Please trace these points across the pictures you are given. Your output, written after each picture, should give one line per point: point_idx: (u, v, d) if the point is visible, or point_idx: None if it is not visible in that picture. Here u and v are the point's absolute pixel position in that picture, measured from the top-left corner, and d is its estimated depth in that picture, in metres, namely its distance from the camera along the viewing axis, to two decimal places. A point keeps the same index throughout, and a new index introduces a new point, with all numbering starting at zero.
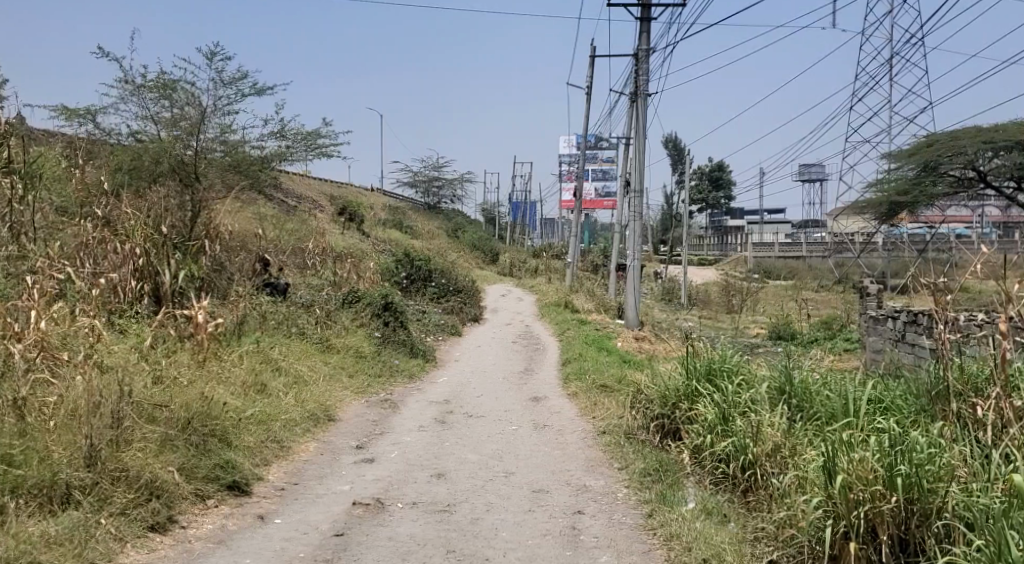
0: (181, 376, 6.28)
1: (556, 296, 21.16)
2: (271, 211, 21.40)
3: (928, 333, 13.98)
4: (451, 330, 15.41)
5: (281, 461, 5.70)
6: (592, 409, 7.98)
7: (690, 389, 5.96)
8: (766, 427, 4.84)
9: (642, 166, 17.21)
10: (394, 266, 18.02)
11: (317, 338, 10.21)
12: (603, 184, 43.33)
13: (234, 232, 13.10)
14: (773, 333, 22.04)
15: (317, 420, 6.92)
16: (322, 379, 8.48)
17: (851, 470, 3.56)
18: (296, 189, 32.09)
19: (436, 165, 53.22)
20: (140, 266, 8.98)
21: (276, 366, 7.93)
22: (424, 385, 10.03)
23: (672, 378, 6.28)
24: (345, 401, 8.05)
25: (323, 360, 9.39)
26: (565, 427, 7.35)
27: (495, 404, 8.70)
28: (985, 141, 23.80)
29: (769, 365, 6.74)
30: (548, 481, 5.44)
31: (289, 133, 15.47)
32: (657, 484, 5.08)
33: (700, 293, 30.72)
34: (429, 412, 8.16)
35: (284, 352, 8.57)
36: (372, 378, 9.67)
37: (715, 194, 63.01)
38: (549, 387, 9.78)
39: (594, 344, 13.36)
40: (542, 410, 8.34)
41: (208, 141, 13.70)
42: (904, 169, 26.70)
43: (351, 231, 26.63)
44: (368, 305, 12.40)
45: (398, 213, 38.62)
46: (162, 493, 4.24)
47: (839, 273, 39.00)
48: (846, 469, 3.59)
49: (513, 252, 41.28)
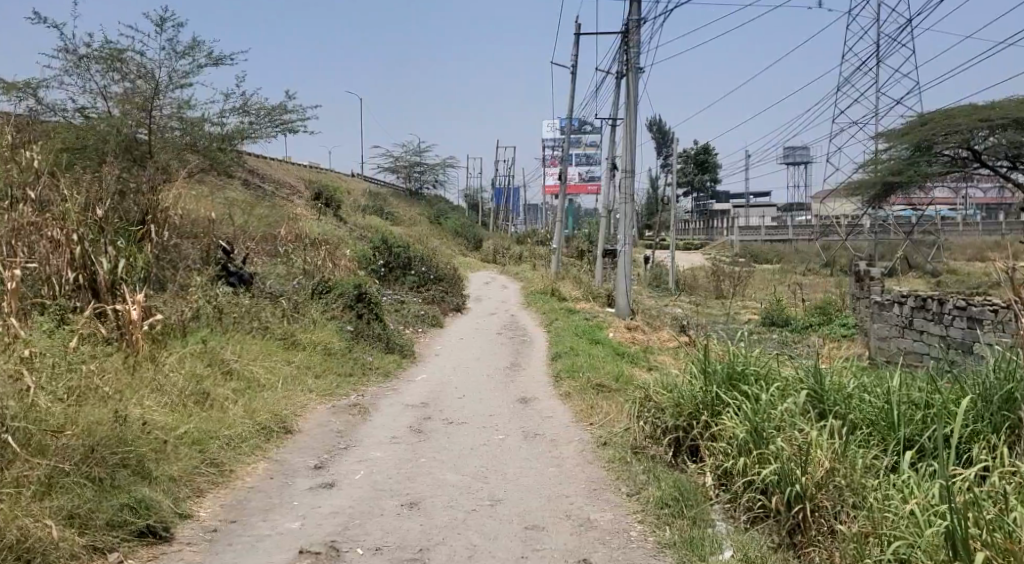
0: (111, 392, 5.29)
1: (543, 283, 20.20)
2: (240, 196, 20.15)
3: (940, 319, 13.30)
4: (432, 321, 14.38)
5: (219, 491, 4.68)
6: (588, 415, 7.01)
7: (710, 398, 5.04)
8: (817, 451, 3.92)
9: (632, 145, 16.24)
10: (371, 253, 16.93)
11: (280, 333, 9.17)
12: (587, 168, 42.35)
13: (192, 217, 11.98)
14: (768, 319, 21.17)
15: (272, 432, 5.90)
16: (282, 382, 7.46)
17: (991, 541, 2.90)
18: (271, 174, 30.79)
19: (417, 150, 51.97)
20: (76, 255, 7.75)
21: (225, 369, 6.90)
22: (399, 385, 9.00)
23: (688, 383, 5.34)
24: (308, 408, 7.03)
25: (285, 359, 8.34)
26: (559, 437, 6.38)
27: (478, 408, 7.70)
28: (982, 119, 22.88)
29: (796, 363, 5.80)
30: (543, 514, 4.45)
31: (252, 109, 14.29)
32: (678, 519, 4.14)
33: (690, 277, 29.83)
34: (405, 418, 7.15)
35: (239, 353, 7.54)
36: (341, 378, 8.62)
37: (701, 178, 62.26)
38: (539, 385, 8.83)
39: (585, 335, 12.46)
40: (533, 414, 7.36)
41: (163, 118, 12.57)
42: (898, 149, 25.89)
43: (328, 216, 25.47)
44: (340, 295, 11.39)
45: (378, 199, 37.40)
46: (34, 556, 3.24)
47: (828, 256, 38.31)
48: (983, 542, 2.92)
49: (497, 239, 40.21)
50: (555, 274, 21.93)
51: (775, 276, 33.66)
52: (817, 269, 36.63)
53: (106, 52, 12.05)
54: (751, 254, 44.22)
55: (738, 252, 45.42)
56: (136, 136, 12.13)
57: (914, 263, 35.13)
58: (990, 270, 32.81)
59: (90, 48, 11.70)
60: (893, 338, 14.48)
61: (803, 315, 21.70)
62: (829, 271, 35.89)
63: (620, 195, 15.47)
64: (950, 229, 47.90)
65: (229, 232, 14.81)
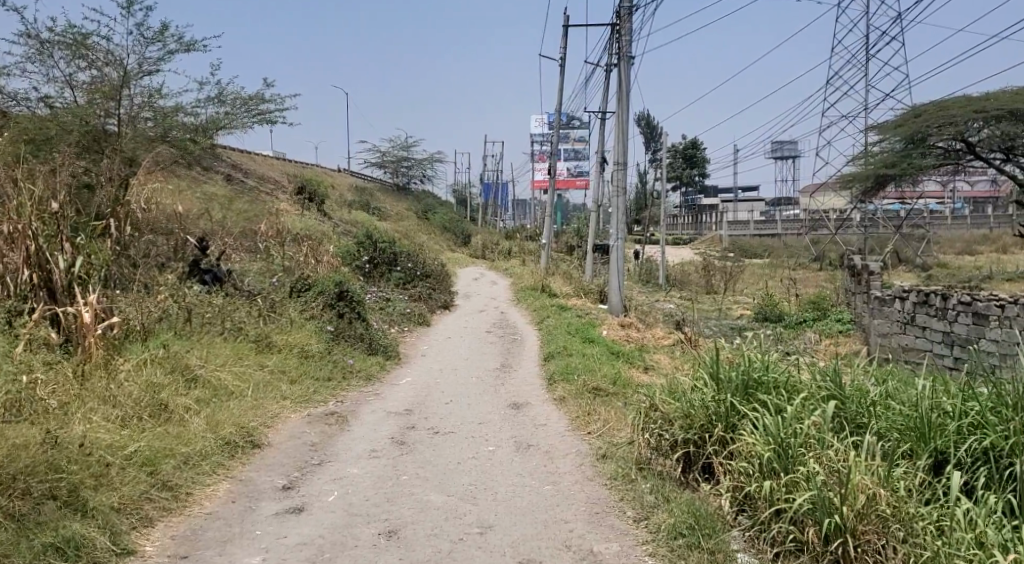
0: (55, 409, 4.72)
1: (532, 279, 19.66)
2: (219, 190, 19.44)
3: (944, 316, 12.88)
4: (418, 320, 13.81)
5: (170, 521, 4.08)
6: (585, 423, 6.46)
7: (726, 410, 4.53)
8: (858, 476, 3.44)
9: (624, 137, 15.69)
10: (355, 249, 16.33)
11: (254, 335, 8.57)
12: (575, 163, 41.80)
13: (162, 214, 11.36)
14: (761, 315, 20.72)
15: (238, 448, 5.31)
16: (254, 390, 6.88)
17: None
18: (254, 168, 30.08)
19: (404, 145, 51.28)
20: (31, 253, 6.88)
21: (188, 377, 6.31)
22: (382, 390, 8.43)
23: (699, 391, 4.82)
24: (279, 418, 6.46)
25: (258, 363, 7.75)
26: (554, 448, 5.84)
27: (466, 415, 7.16)
28: (976, 111, 22.40)
29: (813, 365, 5.29)
30: (540, 544, 3.93)
31: (229, 98, 13.60)
32: (695, 553, 3.62)
33: (680, 273, 29.35)
34: (386, 428, 6.60)
35: (207, 358, 6.94)
36: (319, 383, 8.04)
37: (690, 171, 61.75)
38: (532, 388, 8.30)
39: (578, 333, 11.95)
40: (525, 422, 6.83)
41: (132, 108, 11.91)
42: (891, 141, 25.48)
43: (312, 211, 24.80)
44: (320, 294, 10.81)
45: (365, 193, 36.68)
46: None
47: (818, 250, 37.94)
48: None
49: (485, 234, 39.61)
50: (544, 270, 21.37)
51: (766, 271, 33.22)
52: (807, 263, 36.29)
53: (70, 38, 11.35)
54: (741, 248, 43.79)
55: (728, 246, 45.02)
56: (106, 126, 11.50)
57: (903, 257, 34.79)
58: (981, 263, 32.51)
59: (52, 33, 11.00)
60: (894, 334, 14.07)
61: (797, 310, 21.21)
62: (819, 265, 35.50)
63: (613, 187, 14.90)
64: (938, 222, 47.69)
65: (206, 228, 14.16)
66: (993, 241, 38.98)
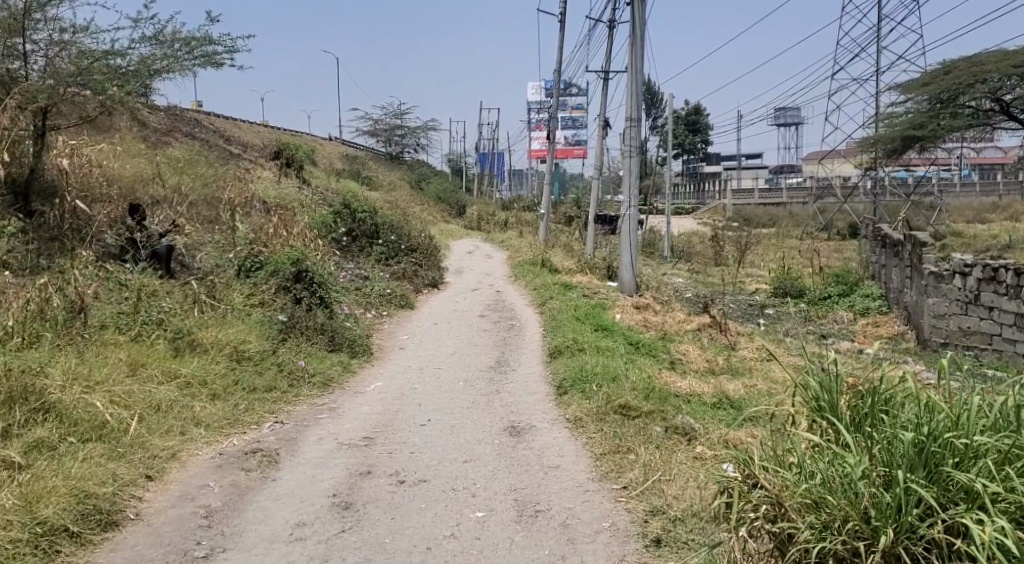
0: None
1: (531, 252, 17.55)
2: (181, 152, 17.25)
3: (1016, 295, 10.77)
4: (400, 302, 11.75)
5: None
6: (617, 471, 4.46)
7: (900, 506, 2.53)
8: None
9: (638, 88, 13.46)
10: (330, 220, 14.20)
11: (172, 331, 6.53)
12: (572, 131, 39.60)
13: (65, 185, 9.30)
14: (779, 290, 18.58)
15: (65, 542, 3.32)
16: (142, 419, 4.83)
17: None
18: (235, 134, 27.80)
19: (397, 112, 48.88)
20: None
21: (30, 412, 4.29)
22: (341, 402, 6.38)
23: (840, 456, 2.82)
24: (176, 462, 4.46)
25: (163, 374, 5.70)
26: (575, 520, 3.82)
27: (447, 447, 5.13)
28: (1014, 65, 20.01)
29: (995, 386, 3.25)
30: None
31: (169, 39, 11.24)
32: None
33: (686, 243, 27.26)
34: (332, 474, 4.55)
35: (73, 374, 4.90)
36: (253, 396, 5.98)
37: (692, 138, 59.13)
38: (535, 402, 6.27)
39: (587, 319, 9.91)
40: (531, 460, 4.82)
41: (50, 47, 9.44)
42: (918, 100, 23.19)
43: (292, 178, 22.55)
44: (273, 275, 8.79)
45: (356, 162, 34.40)
46: None
47: (826, 218, 35.78)
48: None
49: (481, 205, 37.38)
50: (544, 242, 19.25)
51: (775, 241, 31.11)
52: (817, 233, 34.16)
53: None
54: (746, 218, 41.66)
55: (731, 217, 42.85)
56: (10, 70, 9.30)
57: (917, 226, 32.64)
58: (996, 232, 30.45)
59: None
60: (952, 316, 11.76)
61: (820, 282, 19.10)
62: (829, 234, 33.40)
63: (624, 146, 12.67)
64: (947, 189, 45.42)
65: (149, 195, 12.06)
66: (1005, 209, 36.89)
